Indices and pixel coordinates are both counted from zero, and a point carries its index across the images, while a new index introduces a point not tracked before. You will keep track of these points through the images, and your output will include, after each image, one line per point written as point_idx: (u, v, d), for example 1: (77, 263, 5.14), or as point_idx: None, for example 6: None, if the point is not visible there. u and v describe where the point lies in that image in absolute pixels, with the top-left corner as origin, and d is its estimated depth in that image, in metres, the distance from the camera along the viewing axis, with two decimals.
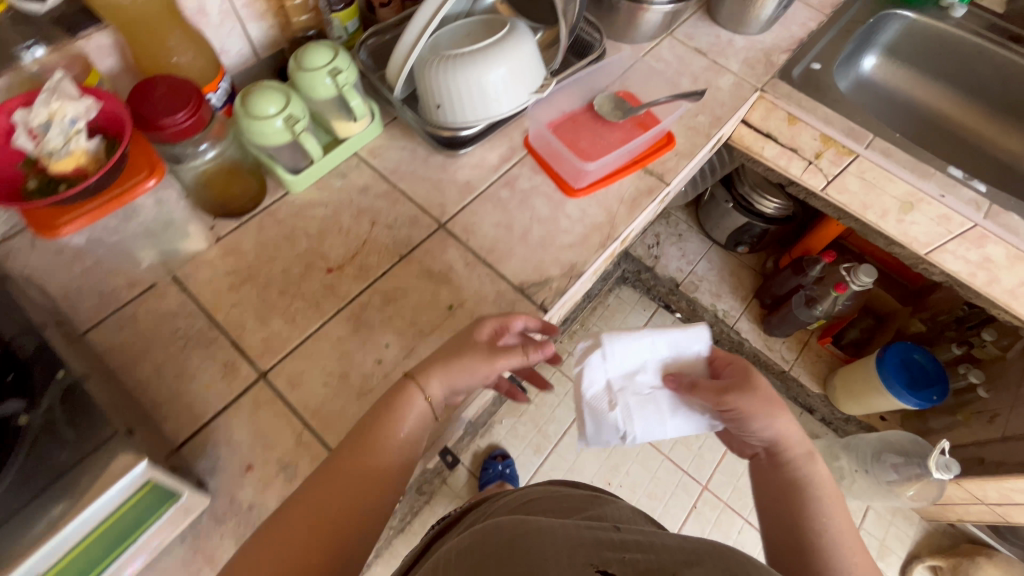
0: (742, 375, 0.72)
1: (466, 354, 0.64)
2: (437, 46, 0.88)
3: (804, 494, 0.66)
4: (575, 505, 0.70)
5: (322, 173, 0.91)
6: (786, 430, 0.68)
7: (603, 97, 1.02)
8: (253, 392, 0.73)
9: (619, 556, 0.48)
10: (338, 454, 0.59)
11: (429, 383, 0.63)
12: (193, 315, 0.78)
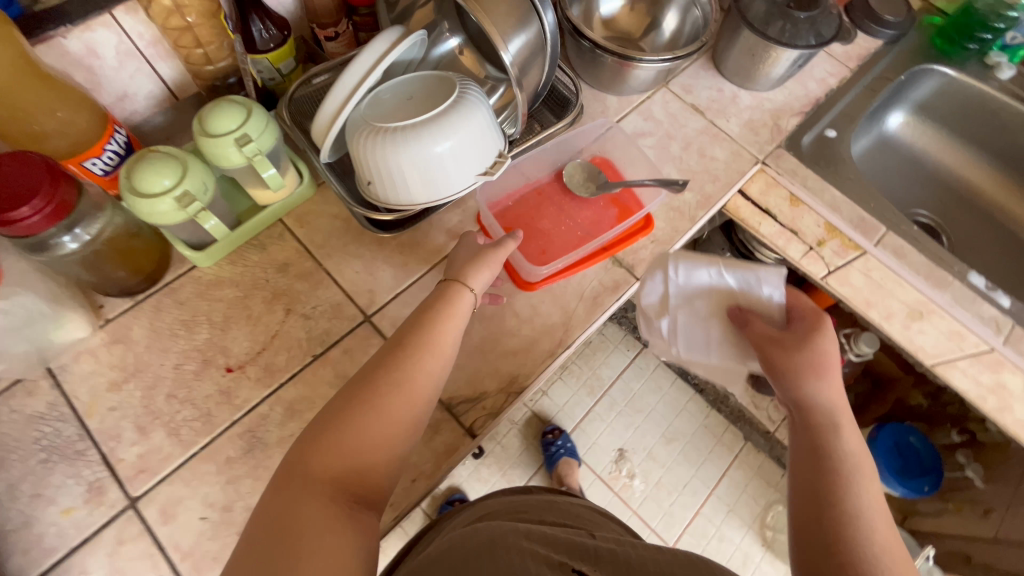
0: (807, 321, 0.67)
1: (484, 259, 0.69)
2: (373, 106, 0.73)
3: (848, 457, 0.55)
4: (536, 505, 0.72)
5: (236, 244, 0.79)
6: (830, 420, 0.58)
7: (576, 164, 0.88)
8: (118, 524, 0.63)
9: (587, 562, 0.48)
10: (397, 338, 0.59)
11: (472, 279, 0.66)
12: (63, 419, 0.67)
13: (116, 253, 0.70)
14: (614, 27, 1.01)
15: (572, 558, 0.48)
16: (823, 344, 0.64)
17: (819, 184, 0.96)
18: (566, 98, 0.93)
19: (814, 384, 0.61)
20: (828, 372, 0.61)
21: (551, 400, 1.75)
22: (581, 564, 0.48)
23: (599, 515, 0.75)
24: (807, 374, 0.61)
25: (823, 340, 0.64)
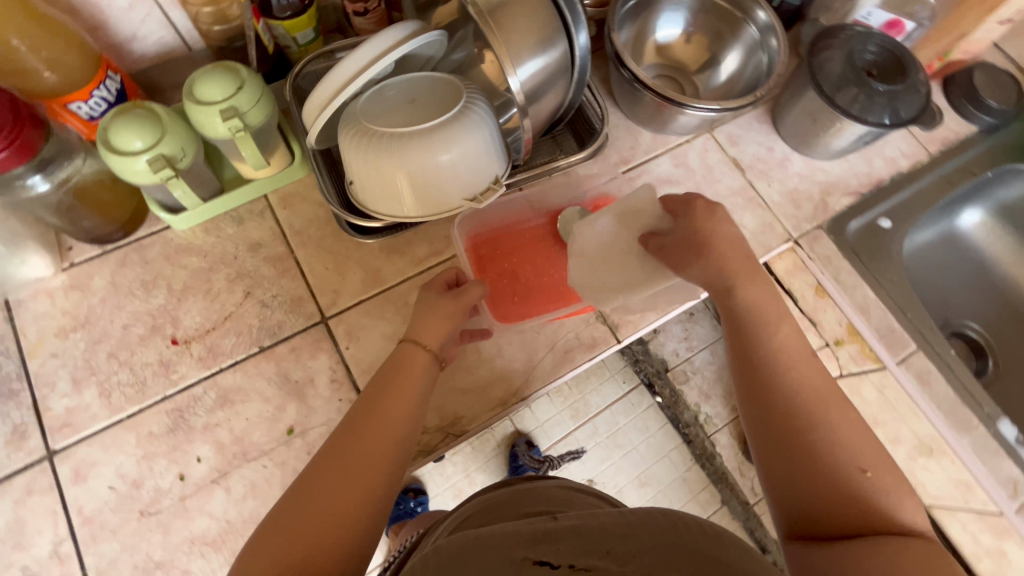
0: (684, 217, 0.62)
1: (455, 307, 0.61)
2: (371, 101, 0.68)
3: (819, 417, 0.52)
4: (511, 496, 0.59)
5: (213, 213, 0.76)
6: (780, 373, 0.55)
7: (574, 210, 0.75)
8: (31, 472, 0.63)
9: (556, 546, 0.41)
10: (348, 416, 0.53)
11: (432, 339, 0.59)
12: (7, 355, 0.68)
13: (87, 201, 0.69)
14: (668, 56, 0.91)
15: (537, 546, 0.41)
16: (749, 306, 0.58)
17: (852, 279, 0.86)
18: (593, 125, 0.85)
19: (750, 341, 0.57)
20: (744, 264, 0.60)
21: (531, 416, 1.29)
22: (550, 553, 0.41)
23: (569, 492, 0.61)
24: (737, 282, 0.59)
25: (752, 289, 0.59)
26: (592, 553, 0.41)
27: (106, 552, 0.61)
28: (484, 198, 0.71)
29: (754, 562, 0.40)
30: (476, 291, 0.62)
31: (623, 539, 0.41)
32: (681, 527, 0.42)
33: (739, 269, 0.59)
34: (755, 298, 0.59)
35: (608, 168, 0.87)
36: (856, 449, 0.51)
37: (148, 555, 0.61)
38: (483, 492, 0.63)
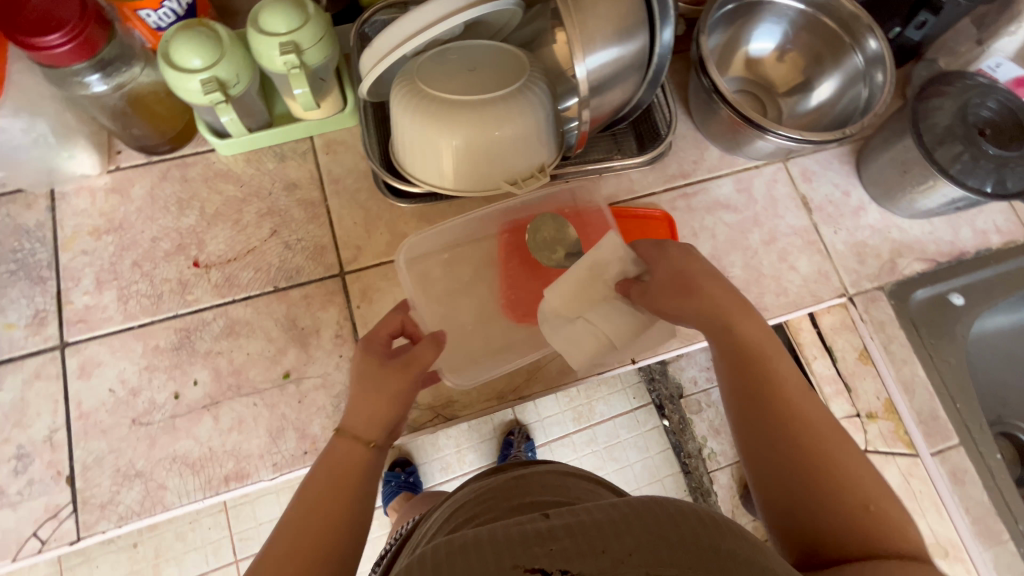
0: (662, 260, 0.57)
1: (404, 387, 0.53)
2: (430, 61, 0.65)
3: (800, 428, 0.48)
4: (501, 485, 0.54)
5: (258, 145, 0.76)
6: (750, 383, 0.51)
7: (544, 216, 0.71)
8: (42, 358, 0.66)
9: (549, 548, 0.34)
10: (282, 524, 0.46)
11: (371, 428, 0.51)
12: (41, 243, 0.70)
13: (140, 110, 0.70)
14: (756, 71, 0.83)
15: (529, 551, 0.34)
16: (712, 320, 0.54)
17: (903, 353, 0.79)
18: (659, 130, 0.79)
19: (745, 369, 0.52)
20: (690, 287, 0.55)
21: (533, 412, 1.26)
22: (543, 558, 0.34)
23: (566, 476, 0.56)
24: (684, 296, 0.54)
25: (713, 302, 0.54)
26: (587, 555, 0.33)
27: (93, 450, 0.63)
28: (525, 185, 0.68)
29: (753, 548, 0.36)
30: (427, 356, 0.54)
31: (615, 533, 0.35)
32: (676, 513, 0.37)
33: (689, 294, 0.54)
34: (726, 307, 0.54)
35: (664, 178, 0.82)
36: (834, 462, 0.46)
37: (130, 463, 0.63)
38: (472, 482, 0.60)
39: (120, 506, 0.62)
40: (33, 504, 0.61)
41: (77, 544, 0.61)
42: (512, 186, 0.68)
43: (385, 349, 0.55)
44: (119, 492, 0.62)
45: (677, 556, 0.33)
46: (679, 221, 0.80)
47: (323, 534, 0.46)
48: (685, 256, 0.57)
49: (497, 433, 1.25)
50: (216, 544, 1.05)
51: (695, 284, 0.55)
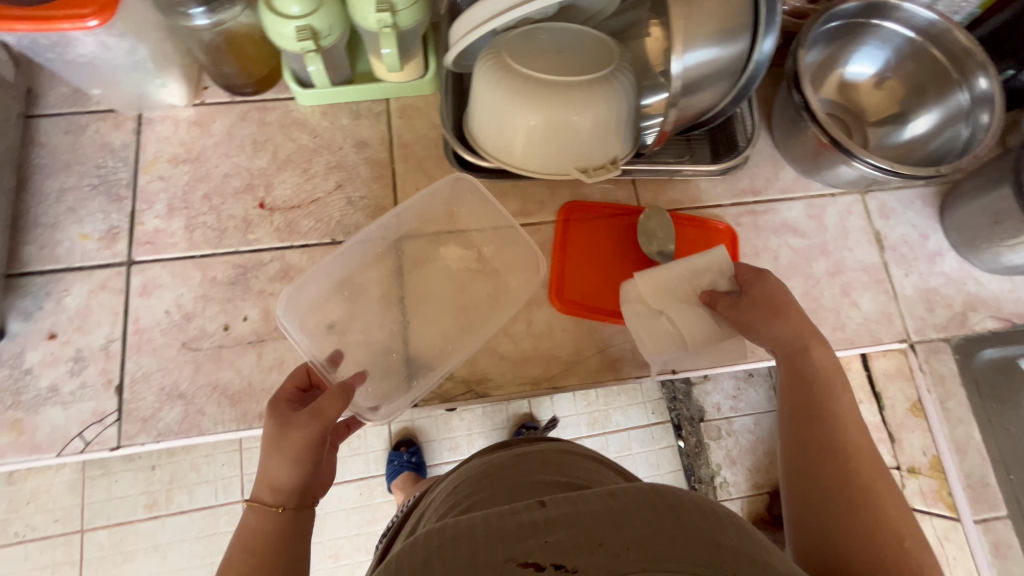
0: (759, 283, 0.59)
1: (305, 445, 0.53)
2: (521, 37, 0.65)
3: (847, 459, 0.46)
4: (504, 462, 0.53)
5: (336, 100, 0.78)
6: (812, 405, 0.51)
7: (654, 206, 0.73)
8: (108, 271, 0.69)
9: (543, 541, 0.33)
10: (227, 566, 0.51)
11: (278, 493, 0.53)
12: (123, 163, 0.73)
13: (233, 49, 0.72)
14: (850, 95, 0.79)
15: (522, 543, 0.33)
16: (785, 337, 0.55)
17: (960, 412, 0.76)
18: (737, 142, 0.78)
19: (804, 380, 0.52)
20: (768, 305, 0.57)
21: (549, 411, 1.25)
22: (538, 551, 0.33)
23: (567, 454, 0.55)
24: (769, 315, 0.57)
25: (782, 326, 0.56)
26: (583, 548, 0.32)
27: (143, 365, 0.66)
28: (596, 174, 0.67)
29: (758, 546, 0.34)
30: (330, 409, 0.54)
31: (614, 526, 0.33)
32: (679, 508, 0.35)
33: (761, 309, 0.57)
34: (800, 330, 0.55)
35: (733, 192, 0.79)
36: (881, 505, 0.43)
37: (175, 384, 0.65)
38: (481, 456, 0.61)
39: (160, 423, 0.64)
40: (81, 406, 0.64)
41: (117, 450, 0.64)
42: (581, 173, 0.67)
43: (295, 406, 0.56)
44: (161, 409, 0.65)
45: (677, 549, 0.32)
46: (742, 238, 0.77)
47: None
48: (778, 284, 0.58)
49: (509, 421, 1.23)
50: (228, 480, 1.12)
51: (780, 309, 0.56)
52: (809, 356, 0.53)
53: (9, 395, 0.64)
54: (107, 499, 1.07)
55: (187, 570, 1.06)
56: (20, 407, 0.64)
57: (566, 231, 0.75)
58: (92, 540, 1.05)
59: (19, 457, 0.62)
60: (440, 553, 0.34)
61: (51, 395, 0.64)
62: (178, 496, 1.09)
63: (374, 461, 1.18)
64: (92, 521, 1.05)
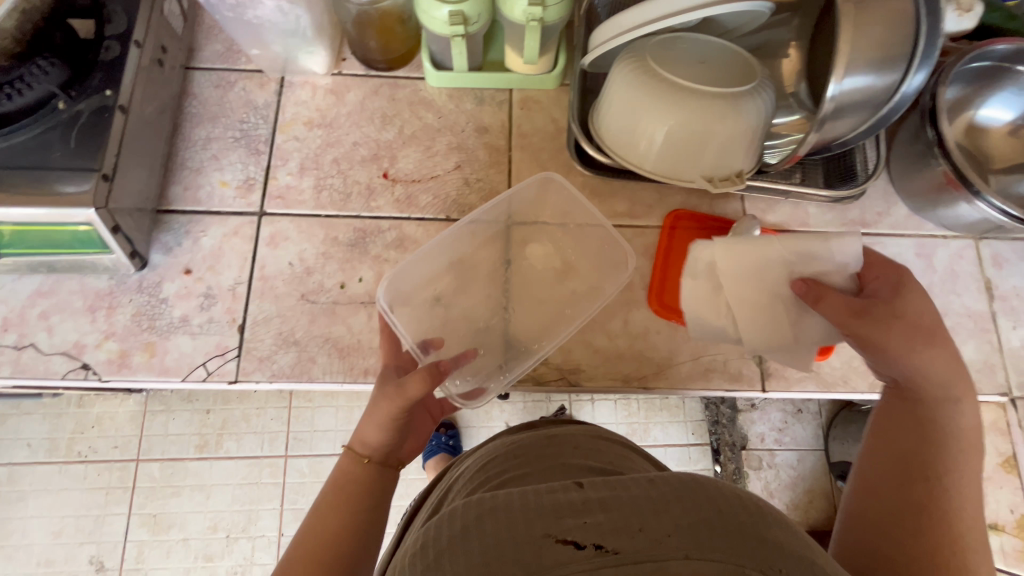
0: (894, 299, 0.55)
1: (392, 414, 0.57)
2: (666, 45, 0.67)
3: (947, 516, 0.43)
4: (533, 442, 0.56)
5: (463, 84, 0.81)
6: (914, 447, 0.48)
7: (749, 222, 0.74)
8: (242, 219, 0.74)
9: (582, 521, 0.35)
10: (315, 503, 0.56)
11: (367, 446, 0.59)
12: (264, 120, 0.78)
13: (377, 28, 0.76)
14: (978, 139, 0.78)
15: (560, 522, 0.35)
16: (920, 372, 0.50)
17: None
18: (854, 173, 0.78)
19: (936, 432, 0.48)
20: (908, 335, 0.52)
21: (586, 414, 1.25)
22: (576, 530, 0.35)
23: (598, 440, 0.56)
24: (912, 347, 0.51)
25: (919, 360, 0.51)
26: (622, 532, 0.34)
27: (265, 309, 0.71)
28: (720, 185, 0.67)
29: (799, 539, 0.35)
30: (410, 389, 0.57)
31: (654, 513, 0.35)
32: (717, 497, 0.36)
33: (905, 341, 0.51)
34: (939, 370, 0.50)
35: (841, 222, 0.79)
36: (972, 573, 0.41)
37: (291, 331, 0.70)
38: (508, 434, 0.64)
39: (275, 364, 0.69)
40: (207, 338, 0.69)
41: (234, 384, 0.68)
42: (707, 181, 0.68)
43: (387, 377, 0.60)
44: (277, 352, 0.69)
45: (719, 540, 0.33)
46: None
47: (333, 515, 0.54)
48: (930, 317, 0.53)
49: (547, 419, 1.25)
50: (274, 434, 1.26)
51: (925, 343, 0.51)
52: (954, 410, 0.49)
53: (145, 320, 0.69)
54: (164, 435, 1.24)
55: (224, 512, 1.21)
56: (154, 333, 0.69)
57: (671, 239, 0.76)
58: (144, 470, 1.22)
59: (149, 376, 0.68)
60: (480, 523, 0.36)
61: (181, 325, 0.70)
62: (227, 442, 1.25)
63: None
64: (148, 452, 1.23)
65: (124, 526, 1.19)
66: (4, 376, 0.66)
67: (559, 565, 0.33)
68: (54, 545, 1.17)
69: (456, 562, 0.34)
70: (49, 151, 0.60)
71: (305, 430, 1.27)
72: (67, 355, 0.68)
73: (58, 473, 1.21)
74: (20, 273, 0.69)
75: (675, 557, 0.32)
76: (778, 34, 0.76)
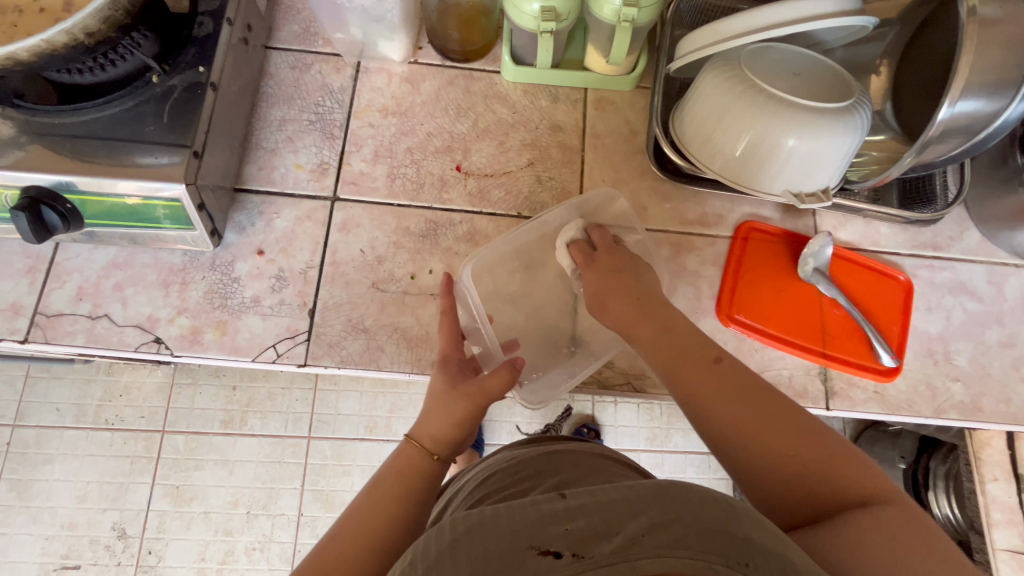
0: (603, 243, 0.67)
1: (468, 411, 0.59)
2: (758, 57, 0.67)
3: (754, 420, 0.50)
4: (533, 459, 0.58)
5: (540, 81, 0.80)
6: (694, 396, 0.53)
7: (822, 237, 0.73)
8: (315, 203, 0.74)
9: (563, 530, 0.36)
10: (369, 489, 0.56)
11: (435, 442, 0.59)
12: (339, 105, 0.78)
13: (460, 18, 0.76)
14: None
15: (544, 532, 0.36)
16: (658, 342, 0.57)
17: None
18: (932, 196, 0.77)
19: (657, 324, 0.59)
20: (635, 300, 0.61)
21: (610, 416, 1.26)
22: (558, 538, 0.36)
23: (598, 458, 0.58)
24: (636, 313, 0.60)
25: (643, 325, 0.59)
26: (600, 536, 0.35)
27: (335, 295, 0.71)
28: (806, 201, 0.67)
29: (773, 536, 0.37)
30: (489, 385, 0.59)
31: (630, 514, 0.36)
32: (692, 497, 0.38)
33: (631, 308, 0.60)
34: (647, 296, 0.61)
35: (913, 244, 0.77)
36: (809, 443, 0.48)
37: (360, 319, 0.70)
38: (512, 447, 0.66)
39: (344, 350, 0.69)
40: (278, 320, 0.70)
41: (303, 367, 0.69)
42: (793, 197, 0.67)
43: (455, 368, 0.62)
44: (346, 339, 0.70)
45: (691, 538, 0.35)
46: (916, 292, 0.76)
47: (386, 506, 0.54)
48: (627, 253, 0.66)
49: (570, 419, 1.25)
50: (298, 415, 1.27)
51: (643, 303, 0.60)
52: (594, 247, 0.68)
53: (217, 298, 0.70)
54: (190, 408, 1.25)
55: (247, 488, 1.22)
56: (225, 312, 0.69)
57: (743, 249, 0.75)
58: (170, 441, 1.23)
59: (220, 354, 0.68)
60: (467, 539, 0.37)
61: (252, 305, 0.70)
62: (251, 419, 1.26)
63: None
64: (173, 424, 1.24)
65: (148, 495, 1.20)
66: (79, 345, 0.67)
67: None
68: (79, 509, 1.18)
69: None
70: (143, 124, 0.62)
71: (329, 413, 1.28)
72: (140, 327, 0.68)
73: (85, 439, 1.21)
74: (96, 243, 0.69)
75: (648, 556, 0.34)
76: (869, 50, 0.77)
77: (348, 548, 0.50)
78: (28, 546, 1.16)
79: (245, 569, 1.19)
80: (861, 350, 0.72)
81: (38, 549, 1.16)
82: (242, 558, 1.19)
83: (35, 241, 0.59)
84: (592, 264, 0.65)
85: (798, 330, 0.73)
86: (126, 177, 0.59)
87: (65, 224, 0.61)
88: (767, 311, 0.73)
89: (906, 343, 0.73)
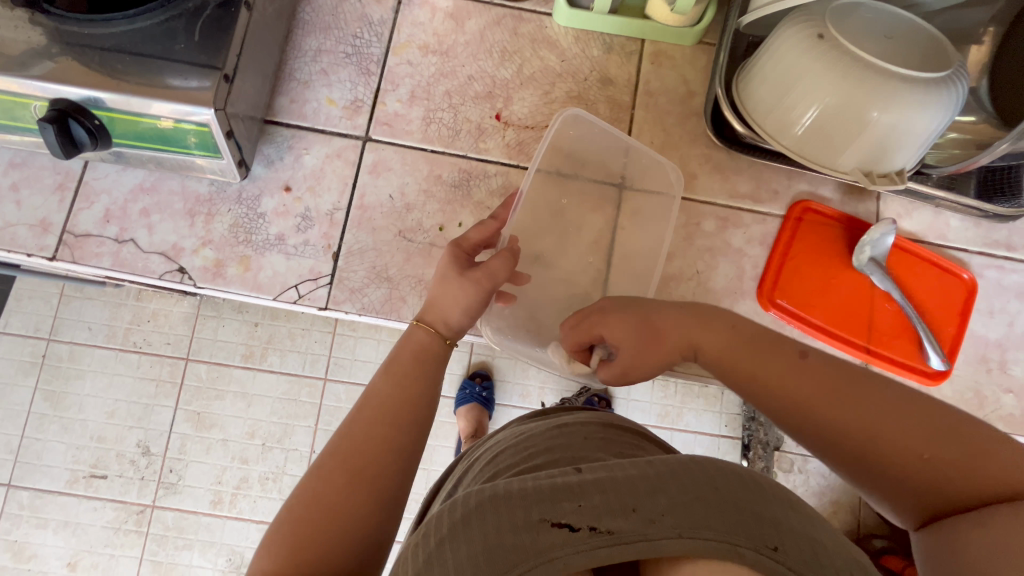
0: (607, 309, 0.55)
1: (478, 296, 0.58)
2: (846, 14, 0.59)
3: (879, 419, 0.43)
4: (543, 432, 0.53)
5: (592, 28, 0.74)
6: (796, 400, 0.46)
7: (880, 225, 0.66)
8: (346, 142, 0.71)
9: (579, 506, 0.35)
10: (363, 404, 0.52)
11: (447, 326, 0.58)
12: (377, 39, 0.73)
13: None
14: None
15: (557, 507, 0.35)
16: (733, 347, 0.50)
17: None
18: (1016, 188, 0.68)
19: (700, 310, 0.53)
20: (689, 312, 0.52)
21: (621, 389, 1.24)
22: (572, 513, 0.35)
23: (610, 428, 0.54)
24: (698, 326, 0.51)
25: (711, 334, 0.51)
26: (617, 513, 0.34)
27: (361, 240, 0.69)
28: (878, 181, 0.61)
29: (800, 516, 0.35)
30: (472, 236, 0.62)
31: (648, 491, 0.35)
32: (716, 477, 0.36)
33: (691, 319, 0.52)
34: (692, 306, 0.53)
35: (984, 241, 0.71)
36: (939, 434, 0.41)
37: (384, 267, 0.68)
38: (530, 420, 0.61)
39: (366, 298, 0.68)
40: (301, 261, 0.68)
41: (324, 310, 0.68)
42: (864, 177, 0.62)
43: (464, 254, 0.60)
44: (369, 286, 0.68)
45: (716, 519, 0.33)
46: (980, 293, 0.70)
47: (384, 419, 0.51)
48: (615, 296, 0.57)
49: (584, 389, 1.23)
50: (315, 356, 1.28)
51: (704, 318, 0.52)
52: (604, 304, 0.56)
53: (242, 232, 0.68)
54: (212, 339, 1.27)
55: (263, 421, 1.26)
56: (249, 246, 0.68)
57: (795, 230, 0.70)
58: (192, 369, 1.26)
59: (243, 289, 0.67)
60: (480, 513, 0.36)
61: (275, 243, 0.68)
62: (270, 356, 1.28)
63: (448, 384, 1.23)
64: (197, 353, 1.27)
65: (171, 417, 1.24)
66: (105, 267, 0.67)
67: (554, 550, 0.33)
68: (107, 424, 1.23)
69: (456, 552, 0.34)
70: (173, 42, 0.58)
71: (346, 357, 1.29)
72: (165, 255, 0.67)
73: (115, 359, 1.25)
74: (124, 165, 0.68)
75: (668, 535, 0.33)
76: (976, 15, 0.67)
77: (343, 487, 0.46)
78: (60, 453, 1.22)
79: (258, 496, 1.24)
80: (908, 349, 0.68)
81: (70, 456, 1.22)
82: (256, 486, 1.24)
83: (63, 156, 0.58)
84: (606, 312, 0.54)
85: (842, 324, 0.68)
86: (137, 93, 0.56)
87: (93, 141, 0.59)
88: (810, 302, 0.69)
89: (960, 346, 0.68)
